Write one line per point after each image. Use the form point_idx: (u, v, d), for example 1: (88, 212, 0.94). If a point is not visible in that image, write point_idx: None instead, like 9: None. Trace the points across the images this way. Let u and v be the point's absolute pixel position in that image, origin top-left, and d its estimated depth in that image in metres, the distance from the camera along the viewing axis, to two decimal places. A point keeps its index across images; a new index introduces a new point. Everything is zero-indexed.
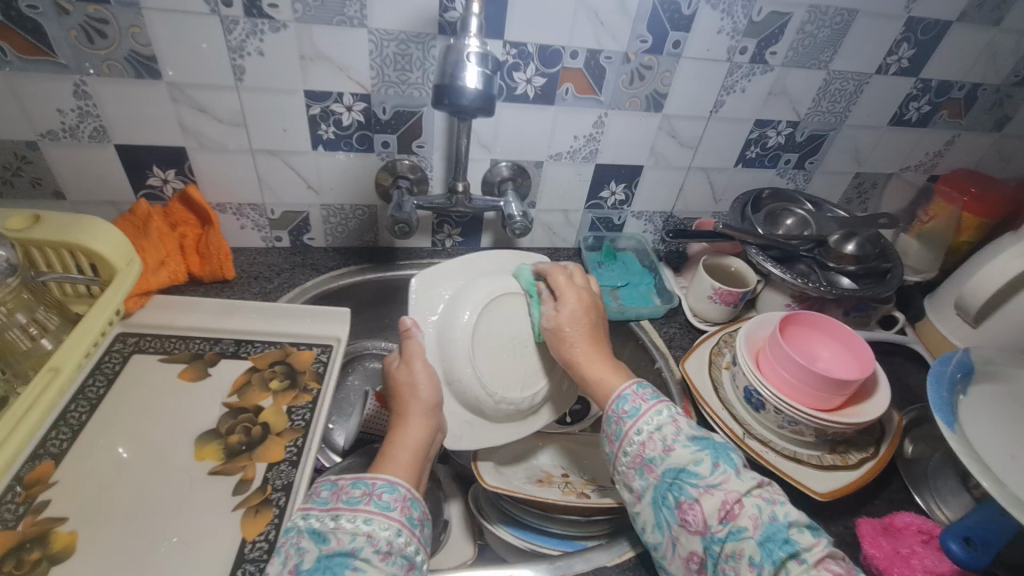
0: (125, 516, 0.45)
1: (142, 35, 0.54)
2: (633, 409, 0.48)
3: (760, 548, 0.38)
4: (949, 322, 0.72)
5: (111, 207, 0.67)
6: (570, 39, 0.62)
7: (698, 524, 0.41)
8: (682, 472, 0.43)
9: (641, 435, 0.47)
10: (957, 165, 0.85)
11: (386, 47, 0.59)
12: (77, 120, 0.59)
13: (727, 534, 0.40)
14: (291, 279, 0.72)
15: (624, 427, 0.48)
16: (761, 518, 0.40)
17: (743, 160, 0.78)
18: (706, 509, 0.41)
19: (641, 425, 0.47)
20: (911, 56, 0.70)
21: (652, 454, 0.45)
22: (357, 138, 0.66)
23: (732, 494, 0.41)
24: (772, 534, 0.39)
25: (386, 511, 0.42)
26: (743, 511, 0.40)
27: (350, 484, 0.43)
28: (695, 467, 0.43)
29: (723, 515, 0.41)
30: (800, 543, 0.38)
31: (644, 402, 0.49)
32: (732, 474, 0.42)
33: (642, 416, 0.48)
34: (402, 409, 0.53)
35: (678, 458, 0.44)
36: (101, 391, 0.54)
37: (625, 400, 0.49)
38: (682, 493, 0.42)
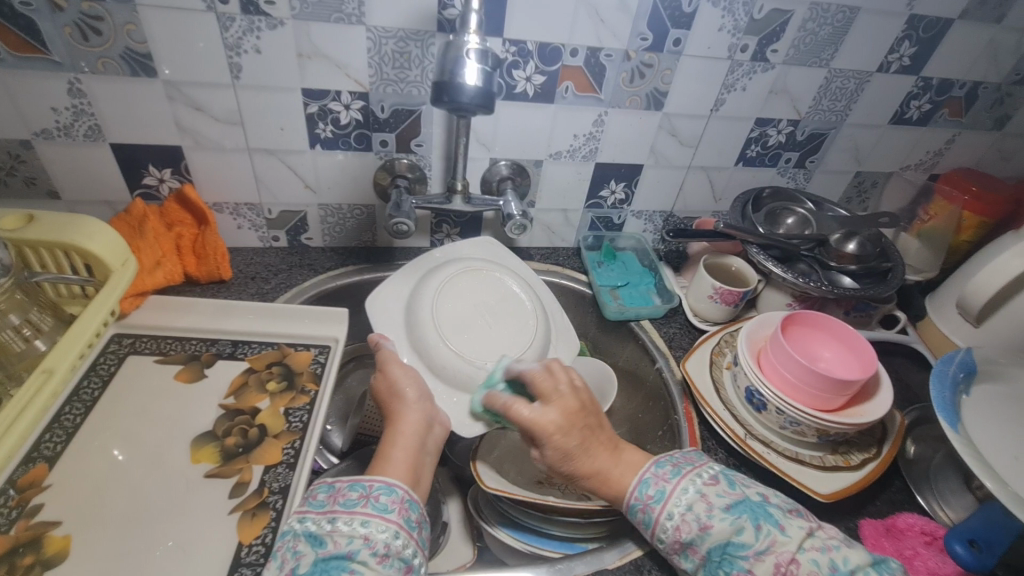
0: (120, 520, 0.45)
1: (137, 32, 0.53)
2: (658, 493, 0.47)
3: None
4: (950, 321, 0.71)
5: (106, 207, 0.66)
6: (570, 37, 0.61)
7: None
8: (730, 548, 0.43)
9: (673, 519, 0.45)
10: (957, 164, 0.85)
11: (384, 45, 0.59)
12: (71, 119, 0.58)
13: None
14: (289, 279, 0.72)
15: (653, 514, 0.46)
16: (820, 574, 0.40)
17: (743, 159, 0.78)
18: None
19: (670, 509, 0.46)
20: (913, 54, 0.70)
21: (690, 537, 0.44)
22: (354, 137, 0.65)
23: (784, 556, 0.41)
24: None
25: (384, 513, 0.42)
26: (799, 570, 0.40)
27: (348, 486, 0.43)
28: (739, 537, 0.42)
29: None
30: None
31: (667, 483, 0.47)
32: (776, 533, 0.42)
33: (669, 499, 0.46)
34: (391, 410, 0.52)
35: (719, 534, 0.43)
36: (96, 393, 0.53)
37: (647, 485, 0.48)
38: (734, 568, 0.42)
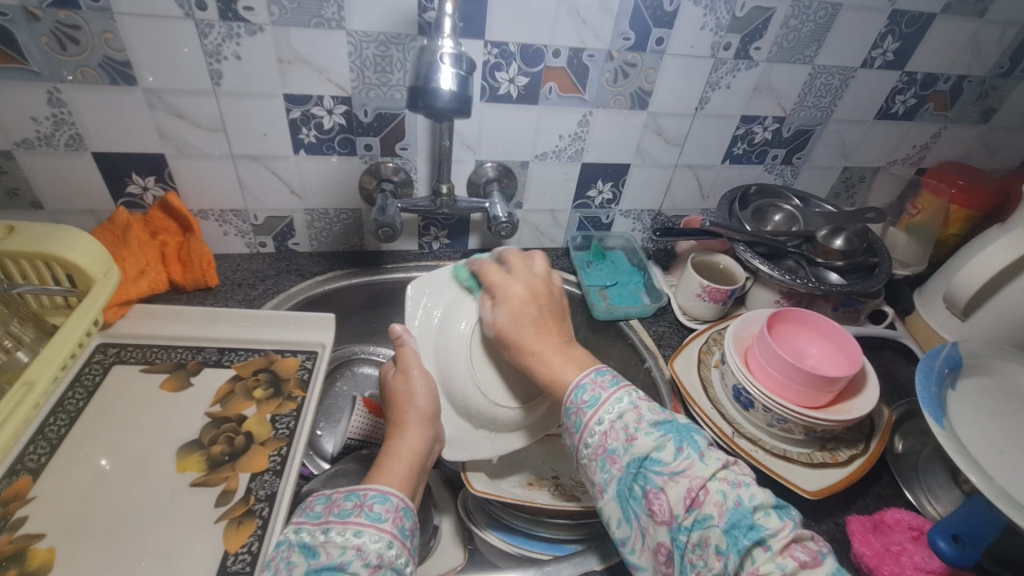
0: (104, 532, 0.44)
1: (115, 41, 0.53)
2: (593, 399, 0.46)
3: (724, 536, 0.37)
4: (938, 315, 0.71)
5: (90, 216, 0.66)
6: (552, 38, 0.61)
7: (664, 514, 0.40)
8: (647, 461, 0.42)
9: (602, 425, 0.45)
10: (944, 157, 0.85)
11: (366, 49, 0.58)
12: (52, 128, 0.58)
13: (693, 523, 0.39)
14: (276, 285, 0.71)
15: (585, 418, 0.46)
16: (726, 504, 0.38)
17: (730, 156, 0.78)
18: (671, 498, 0.40)
19: (602, 415, 0.45)
20: (896, 49, 0.70)
21: (614, 445, 0.44)
22: (339, 141, 0.65)
23: (696, 481, 0.40)
24: (737, 521, 0.38)
25: (378, 523, 0.42)
26: (708, 498, 0.39)
27: (343, 497, 0.43)
28: (658, 454, 0.41)
29: (688, 503, 0.39)
30: (765, 529, 0.37)
31: (604, 390, 0.47)
32: (696, 458, 0.41)
33: (602, 405, 0.46)
34: (400, 418, 0.53)
35: (641, 447, 0.42)
36: (81, 404, 0.53)
37: (584, 390, 0.47)
38: (647, 483, 0.41)
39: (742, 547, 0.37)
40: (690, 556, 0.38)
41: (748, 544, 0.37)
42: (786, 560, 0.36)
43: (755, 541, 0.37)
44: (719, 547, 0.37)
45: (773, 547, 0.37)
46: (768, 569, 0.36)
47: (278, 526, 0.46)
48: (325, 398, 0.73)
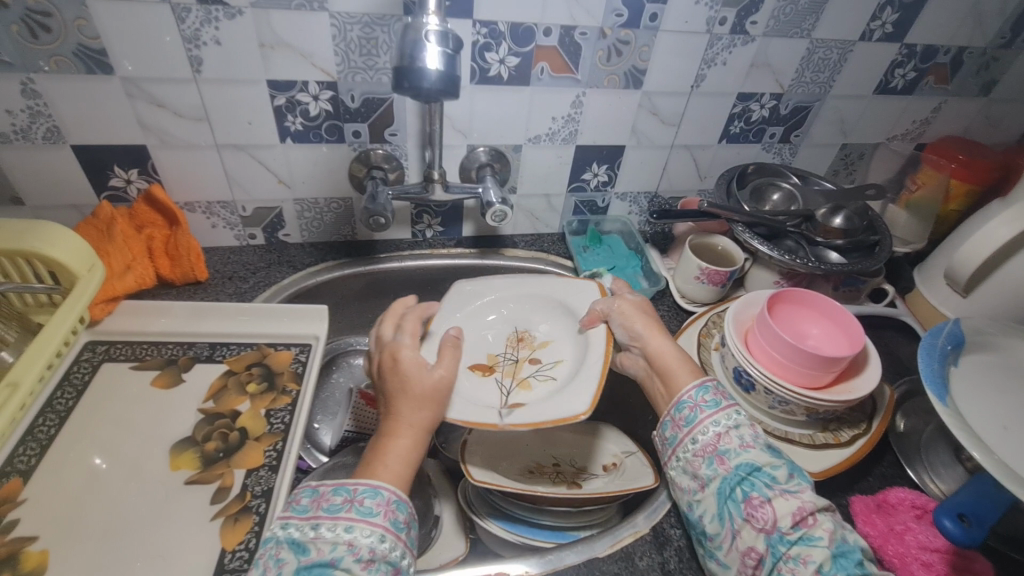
0: (97, 532, 0.44)
1: (89, 27, 0.51)
2: (713, 401, 0.49)
3: (829, 558, 0.39)
4: (939, 292, 0.71)
5: (73, 212, 0.64)
6: (542, 16, 0.59)
7: (766, 522, 0.41)
8: (760, 473, 0.44)
9: (717, 427, 0.47)
10: (944, 132, 0.84)
11: (350, 31, 0.56)
12: (28, 121, 0.56)
13: (797, 538, 0.40)
14: (267, 278, 0.70)
15: (699, 415, 0.48)
16: (835, 533, 0.41)
17: (727, 135, 0.76)
18: (778, 510, 0.41)
19: (719, 417, 0.48)
20: (895, 21, 0.68)
21: (726, 448, 0.46)
22: (326, 128, 0.63)
23: (809, 504, 0.42)
24: (846, 551, 0.40)
25: (368, 518, 0.41)
26: (817, 522, 0.41)
27: (332, 491, 0.42)
28: (772, 469, 0.44)
29: (797, 520, 0.41)
30: (871, 568, 0.39)
31: (724, 398, 0.50)
32: (807, 487, 0.43)
33: (722, 410, 0.48)
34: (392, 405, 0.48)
35: (756, 457, 0.45)
36: (70, 403, 0.52)
37: (707, 391, 0.50)
38: (754, 490, 0.43)
39: (849, 573, 0.38)
40: (783, 566, 0.40)
41: (856, 573, 0.38)
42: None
43: (861, 573, 0.39)
44: (822, 566, 0.39)
45: None
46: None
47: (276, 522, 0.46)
48: (321, 391, 0.72)
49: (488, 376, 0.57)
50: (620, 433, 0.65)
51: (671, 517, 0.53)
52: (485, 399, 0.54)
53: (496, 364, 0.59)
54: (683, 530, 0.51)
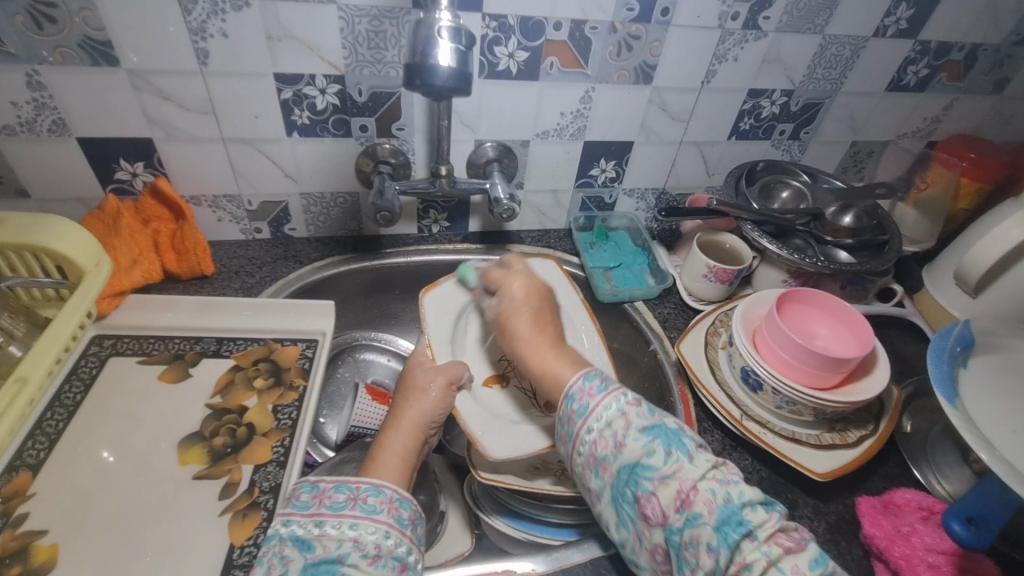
0: (105, 526, 0.44)
1: (94, 19, 0.51)
2: (581, 408, 0.45)
3: (715, 532, 0.38)
4: (948, 292, 0.70)
5: (79, 205, 0.64)
6: (552, 10, 0.58)
7: (658, 517, 0.40)
8: (637, 468, 0.41)
9: (591, 434, 0.44)
10: (955, 130, 0.83)
11: (358, 24, 0.56)
12: (34, 113, 0.55)
13: (684, 523, 0.39)
14: (273, 272, 0.70)
15: (574, 428, 0.45)
16: (715, 501, 0.39)
17: (736, 131, 0.75)
18: (663, 501, 0.40)
19: (590, 424, 0.44)
20: (910, 17, 0.67)
21: (605, 453, 0.43)
22: (333, 122, 0.63)
23: (687, 483, 0.40)
24: (727, 516, 0.38)
25: (372, 515, 0.41)
26: (697, 498, 0.39)
27: (333, 488, 0.42)
28: (648, 459, 0.41)
29: (680, 504, 0.39)
30: (754, 521, 0.38)
31: (591, 397, 0.45)
32: (685, 461, 0.41)
33: (591, 414, 0.44)
34: (397, 418, 0.51)
35: (630, 454, 0.42)
36: (78, 398, 0.52)
37: (573, 399, 0.46)
38: (638, 488, 0.41)
39: (731, 541, 0.37)
40: (684, 554, 0.39)
41: (737, 538, 0.37)
42: (772, 548, 0.37)
43: (743, 534, 0.37)
44: (711, 543, 0.37)
45: (759, 537, 0.37)
46: (753, 558, 0.36)
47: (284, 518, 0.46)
48: (327, 385, 0.72)
49: (505, 387, 0.62)
50: None
51: None
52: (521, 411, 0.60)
53: (506, 372, 0.63)
54: None
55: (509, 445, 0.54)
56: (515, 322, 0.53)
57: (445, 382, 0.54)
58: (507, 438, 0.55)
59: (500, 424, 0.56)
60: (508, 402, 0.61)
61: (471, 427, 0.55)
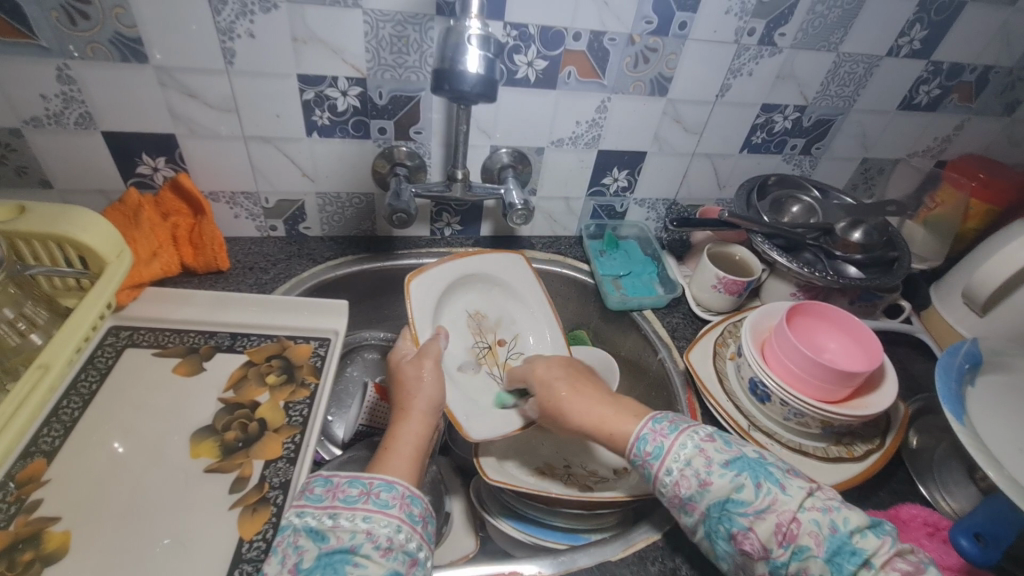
0: (118, 514, 0.44)
1: (126, 16, 0.52)
2: (658, 449, 0.46)
3: (826, 565, 0.38)
4: (957, 311, 0.71)
5: (101, 197, 0.65)
6: (573, 21, 0.59)
7: (758, 551, 0.40)
8: (731, 504, 0.42)
9: (672, 475, 0.44)
10: (965, 151, 0.84)
11: (382, 28, 0.57)
12: (62, 106, 0.56)
13: (790, 557, 0.39)
14: (287, 270, 0.71)
15: (654, 470, 0.46)
16: (821, 533, 0.39)
17: (748, 145, 0.76)
18: (762, 535, 0.40)
19: (670, 465, 0.45)
20: (924, 38, 0.68)
21: (690, 492, 0.43)
22: (352, 124, 0.64)
23: (786, 516, 0.40)
24: (838, 546, 0.38)
25: (384, 509, 0.41)
26: (801, 530, 0.39)
27: (346, 482, 0.43)
28: (739, 494, 0.41)
29: (782, 538, 0.40)
30: (866, 548, 0.38)
31: (666, 438, 0.46)
32: (778, 492, 0.41)
33: (669, 454, 0.45)
34: (405, 403, 0.53)
35: (719, 491, 0.42)
36: (93, 387, 0.53)
37: (646, 441, 0.46)
38: (734, 525, 0.41)
39: (848, 572, 0.37)
40: None
41: (853, 568, 0.37)
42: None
43: (858, 564, 0.37)
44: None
45: (875, 564, 0.37)
46: None
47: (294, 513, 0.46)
48: (336, 383, 0.73)
49: (478, 371, 0.65)
50: None
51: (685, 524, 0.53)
52: (490, 393, 0.64)
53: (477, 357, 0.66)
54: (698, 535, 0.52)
55: (488, 427, 0.59)
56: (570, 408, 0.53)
57: (433, 359, 0.56)
58: (482, 422, 0.59)
59: (477, 409, 0.61)
60: (481, 385, 0.64)
61: (454, 412, 0.58)
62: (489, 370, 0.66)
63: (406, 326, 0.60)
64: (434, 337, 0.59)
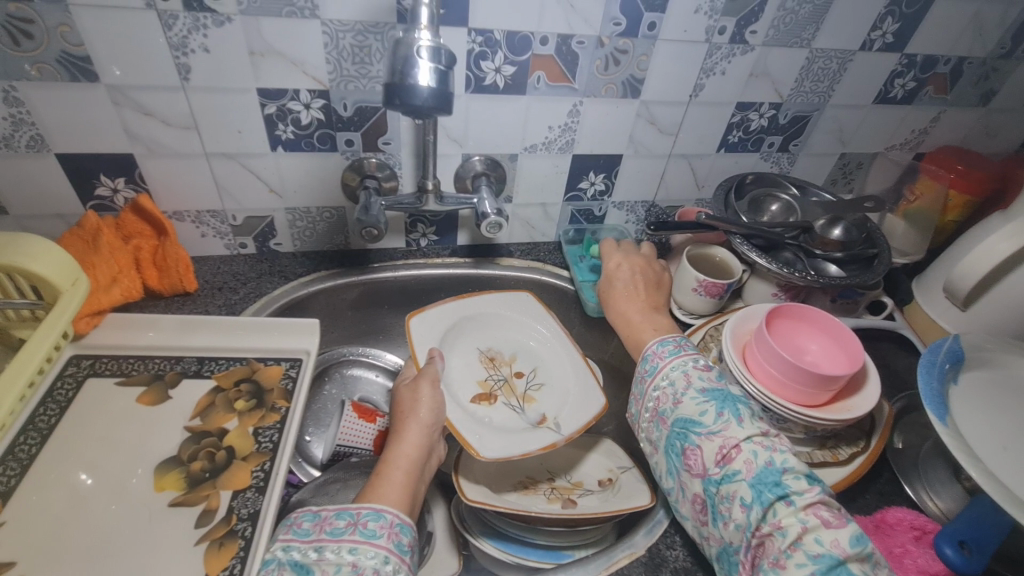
0: (81, 555, 0.43)
1: (73, 34, 0.50)
2: (652, 367, 0.52)
3: (750, 488, 0.41)
4: (938, 305, 0.70)
5: (60, 221, 0.63)
6: (538, 25, 0.58)
7: (698, 467, 0.44)
8: (690, 423, 0.46)
9: (657, 391, 0.50)
10: (942, 142, 0.83)
11: (342, 39, 0.55)
12: (11, 129, 0.54)
13: (722, 477, 0.43)
14: (258, 288, 0.69)
15: (644, 385, 0.51)
16: (756, 462, 0.42)
17: (725, 145, 0.75)
18: (705, 454, 0.44)
19: (657, 382, 0.50)
20: (896, 31, 0.68)
21: (665, 408, 0.49)
22: (318, 137, 0.62)
23: (730, 440, 0.43)
24: (765, 477, 0.41)
25: (372, 540, 0.41)
26: (738, 455, 0.43)
27: (334, 514, 0.42)
28: (699, 416, 0.46)
29: (720, 458, 0.43)
30: (792, 487, 0.40)
31: (662, 358, 0.52)
32: (734, 422, 0.44)
33: (659, 373, 0.51)
34: (400, 425, 0.53)
35: (685, 410, 0.46)
36: (53, 421, 0.51)
37: (647, 360, 0.53)
38: (687, 441, 0.45)
39: (766, 499, 0.40)
40: (719, 505, 0.42)
41: (772, 498, 0.40)
42: (809, 516, 0.39)
43: (779, 496, 0.40)
44: (745, 498, 0.41)
45: (796, 502, 0.39)
46: (786, 518, 0.39)
47: (262, 546, 0.44)
48: (312, 402, 0.70)
49: (494, 404, 0.62)
50: (617, 448, 0.64)
51: (669, 537, 0.52)
52: (512, 424, 0.60)
53: (492, 390, 0.64)
54: (681, 552, 0.51)
55: (501, 445, 0.54)
56: (622, 305, 0.64)
57: (432, 382, 0.56)
58: (492, 442, 0.54)
59: (490, 430, 0.56)
60: (500, 416, 0.61)
61: (463, 432, 0.54)
62: (507, 401, 0.63)
63: (409, 355, 0.60)
64: (430, 359, 0.58)
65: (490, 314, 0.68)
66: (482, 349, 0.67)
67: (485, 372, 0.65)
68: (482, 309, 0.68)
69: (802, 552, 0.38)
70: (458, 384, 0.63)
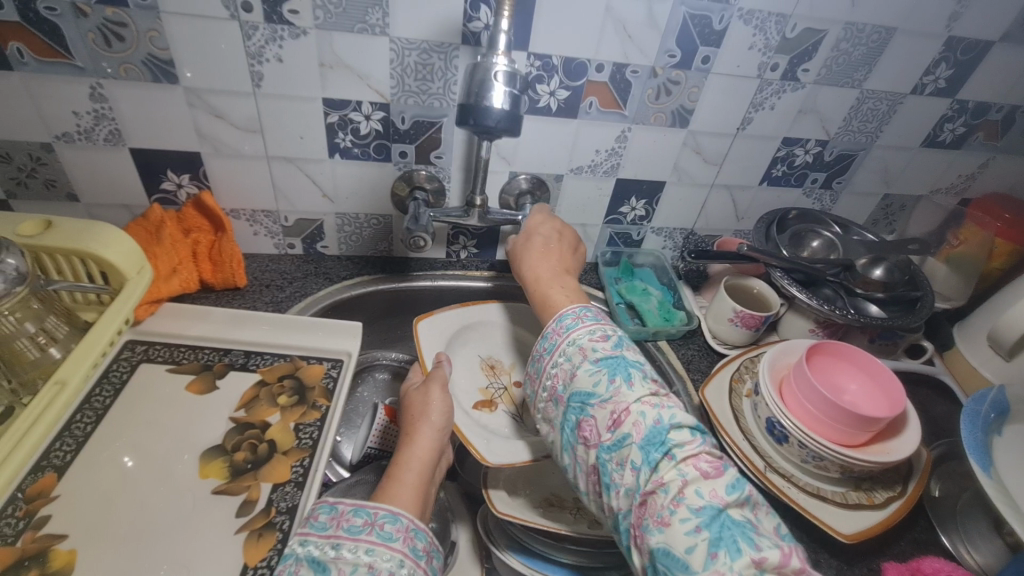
0: (125, 535, 0.44)
1: (160, 39, 0.53)
2: (550, 345, 0.50)
3: (639, 451, 0.40)
4: (981, 354, 0.69)
5: (125, 211, 0.66)
6: (596, 53, 0.60)
7: (593, 437, 0.43)
8: (585, 395, 0.45)
9: (556, 368, 0.49)
10: (988, 189, 0.82)
11: (408, 56, 0.58)
12: (92, 123, 0.58)
13: (614, 442, 0.41)
14: (303, 288, 0.71)
15: (542, 363, 0.50)
16: (643, 422, 0.41)
17: (768, 178, 0.76)
18: (599, 422, 0.43)
19: (555, 359, 0.49)
20: (949, 77, 0.68)
21: (561, 385, 0.47)
22: (374, 147, 0.64)
23: (621, 405, 0.42)
24: (653, 436, 0.40)
25: (388, 542, 0.42)
26: (628, 419, 0.41)
27: (351, 512, 0.43)
28: (593, 387, 0.44)
29: (612, 424, 0.42)
30: (674, 440, 0.40)
31: (560, 336, 0.50)
32: (625, 386, 0.43)
33: (556, 351, 0.49)
34: (412, 427, 0.56)
35: (580, 383, 0.45)
36: (108, 402, 0.53)
37: (546, 338, 0.51)
38: (582, 414, 0.44)
39: (653, 460, 0.39)
40: (612, 474, 0.41)
41: (658, 458, 0.39)
42: (688, 468, 0.38)
43: (663, 453, 0.39)
44: (635, 462, 0.40)
45: (677, 455, 0.39)
46: (668, 476, 0.38)
47: None
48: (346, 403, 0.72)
49: (495, 411, 0.66)
50: None
51: None
52: (511, 431, 0.63)
53: (493, 398, 0.67)
54: None
55: (507, 451, 0.56)
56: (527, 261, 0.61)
57: (442, 385, 0.58)
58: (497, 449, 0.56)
59: (494, 437, 0.58)
60: (500, 424, 0.64)
61: (472, 439, 0.57)
62: (506, 410, 0.66)
63: (416, 360, 0.64)
64: (438, 364, 0.61)
65: (488, 323, 0.73)
66: (484, 357, 0.71)
67: (486, 380, 0.69)
68: (484, 318, 0.73)
69: (684, 507, 0.36)
70: (460, 391, 0.66)
